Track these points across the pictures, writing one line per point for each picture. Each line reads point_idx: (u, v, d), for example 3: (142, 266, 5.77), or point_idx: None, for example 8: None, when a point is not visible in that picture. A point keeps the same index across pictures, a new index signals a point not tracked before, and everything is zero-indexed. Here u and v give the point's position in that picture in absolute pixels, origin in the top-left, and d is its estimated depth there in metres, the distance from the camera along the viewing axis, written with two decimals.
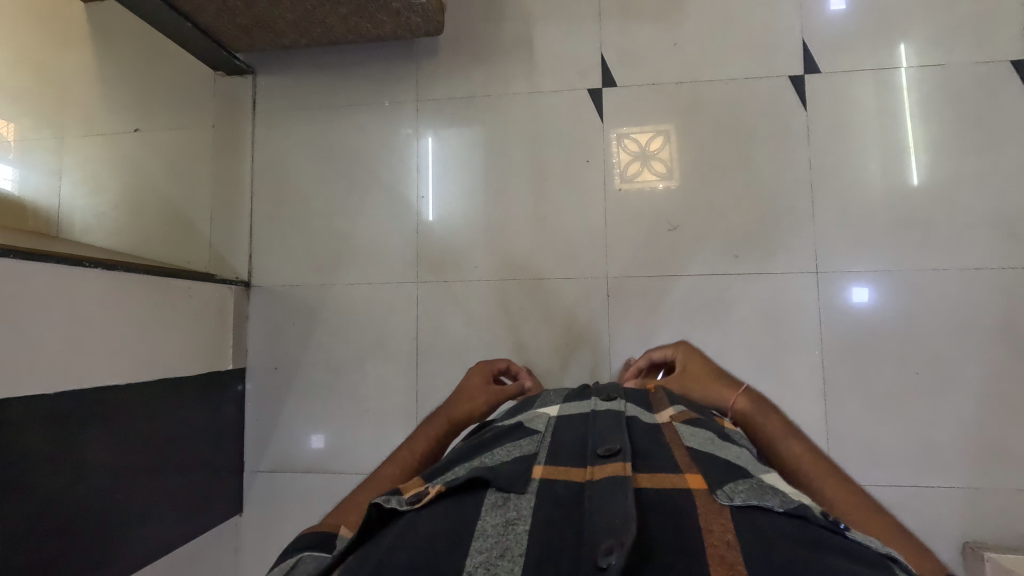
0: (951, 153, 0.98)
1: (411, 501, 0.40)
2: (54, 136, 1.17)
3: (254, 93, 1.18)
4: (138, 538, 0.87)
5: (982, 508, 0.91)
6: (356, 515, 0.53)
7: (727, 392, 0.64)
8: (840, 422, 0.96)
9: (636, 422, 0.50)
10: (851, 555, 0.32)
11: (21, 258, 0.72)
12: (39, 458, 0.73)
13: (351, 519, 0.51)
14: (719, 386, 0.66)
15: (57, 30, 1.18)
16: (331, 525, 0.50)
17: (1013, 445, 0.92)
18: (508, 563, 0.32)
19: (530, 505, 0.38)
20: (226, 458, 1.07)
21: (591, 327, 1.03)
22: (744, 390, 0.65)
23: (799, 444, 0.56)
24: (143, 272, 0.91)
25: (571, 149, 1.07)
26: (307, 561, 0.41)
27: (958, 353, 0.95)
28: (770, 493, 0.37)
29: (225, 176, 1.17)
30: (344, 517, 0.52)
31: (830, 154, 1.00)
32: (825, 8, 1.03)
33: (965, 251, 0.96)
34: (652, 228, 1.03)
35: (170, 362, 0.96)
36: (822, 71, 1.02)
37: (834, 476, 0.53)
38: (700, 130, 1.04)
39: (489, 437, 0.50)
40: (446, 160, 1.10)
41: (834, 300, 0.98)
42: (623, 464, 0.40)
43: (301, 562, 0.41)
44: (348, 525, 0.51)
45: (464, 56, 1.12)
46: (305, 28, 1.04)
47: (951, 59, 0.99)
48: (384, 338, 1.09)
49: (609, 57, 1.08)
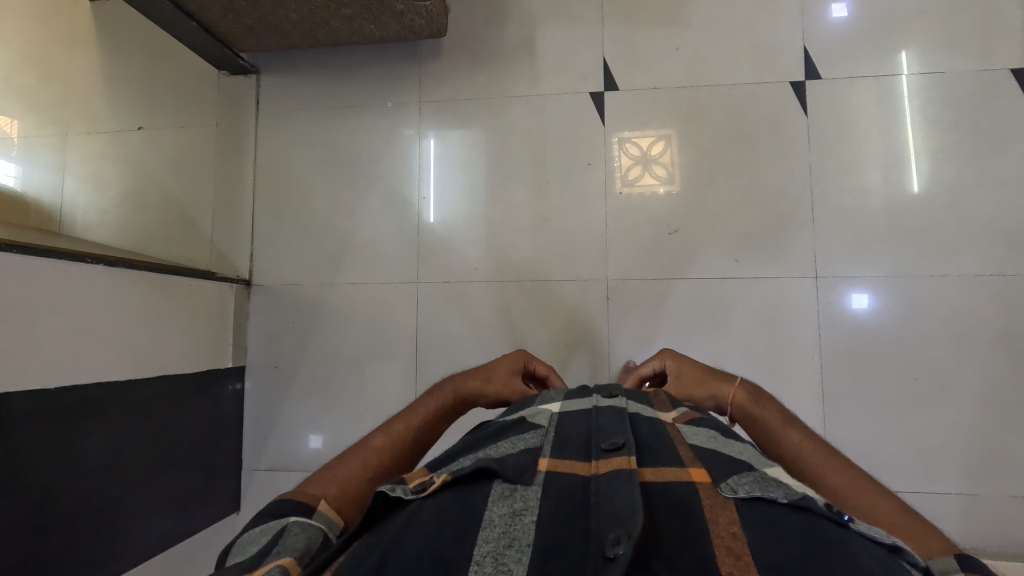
0: (951, 160, 0.98)
1: (417, 490, 0.40)
2: (57, 134, 1.17)
3: (257, 93, 1.18)
4: (138, 535, 0.88)
5: (981, 515, 0.91)
6: (338, 489, 0.51)
7: (726, 386, 0.63)
8: (840, 428, 0.96)
9: (638, 417, 0.50)
10: (855, 546, 0.33)
11: (25, 254, 0.73)
12: (41, 453, 0.73)
13: (332, 493, 0.50)
14: (716, 382, 0.64)
15: (63, 30, 1.19)
16: (311, 496, 0.49)
17: (1010, 452, 0.92)
18: (517, 552, 0.33)
19: (537, 495, 0.38)
20: (225, 456, 1.07)
21: (591, 329, 1.03)
22: (742, 381, 0.63)
23: (797, 433, 0.55)
24: (145, 269, 0.92)
25: (573, 152, 1.08)
26: (294, 532, 0.42)
27: (957, 359, 0.95)
28: (774, 484, 0.38)
29: (228, 175, 1.18)
30: (325, 488, 0.50)
31: (831, 161, 1.01)
32: (827, 15, 1.04)
33: (964, 258, 0.96)
34: (653, 232, 1.04)
35: (171, 359, 0.96)
36: (824, 78, 1.03)
37: (834, 460, 0.52)
38: (702, 135, 1.05)
39: (492, 429, 0.50)
40: (449, 162, 1.11)
41: (834, 305, 0.98)
42: (629, 458, 0.40)
43: (287, 532, 0.41)
44: (328, 498, 0.49)
45: (467, 58, 1.12)
46: (309, 29, 1.05)
47: (951, 67, 1.00)
48: (384, 338, 1.09)
49: (612, 61, 1.09)
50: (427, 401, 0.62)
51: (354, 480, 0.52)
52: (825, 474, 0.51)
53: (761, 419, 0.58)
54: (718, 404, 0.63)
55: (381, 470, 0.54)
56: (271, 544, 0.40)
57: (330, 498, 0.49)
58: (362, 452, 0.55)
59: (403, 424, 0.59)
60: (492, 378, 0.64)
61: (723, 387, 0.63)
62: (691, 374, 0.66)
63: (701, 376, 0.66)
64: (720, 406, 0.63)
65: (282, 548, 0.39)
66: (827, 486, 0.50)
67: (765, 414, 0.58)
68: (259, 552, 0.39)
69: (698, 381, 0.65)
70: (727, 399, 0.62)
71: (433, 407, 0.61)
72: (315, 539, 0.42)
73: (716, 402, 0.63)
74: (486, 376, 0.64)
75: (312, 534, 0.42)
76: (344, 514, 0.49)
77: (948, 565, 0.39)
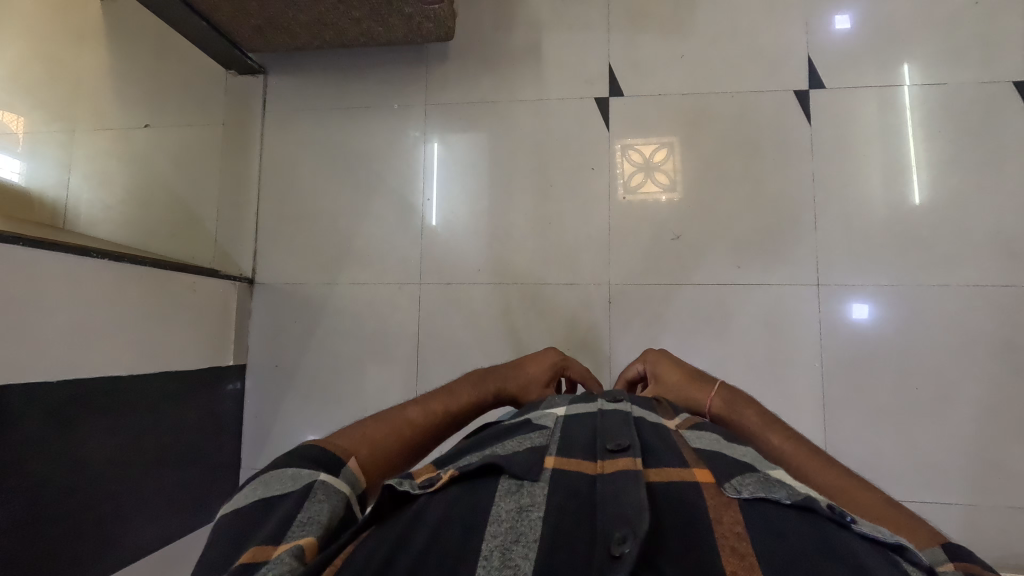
0: (954, 172, 0.99)
1: (424, 486, 0.40)
2: (64, 130, 1.17)
3: (264, 93, 1.19)
4: (134, 532, 0.87)
5: (980, 527, 0.91)
6: (368, 451, 0.49)
7: (704, 393, 0.62)
8: (840, 437, 0.96)
9: (642, 420, 0.50)
10: (859, 548, 0.33)
11: (31, 247, 0.73)
12: (41, 445, 0.73)
13: (363, 454, 0.48)
14: (697, 386, 0.63)
15: (74, 28, 1.20)
16: (343, 450, 0.47)
17: (1010, 462, 0.92)
18: (524, 548, 0.33)
19: (543, 492, 0.38)
20: (223, 455, 1.06)
21: (592, 334, 1.03)
22: (720, 388, 0.62)
23: (777, 435, 0.54)
24: (149, 265, 0.92)
25: (578, 157, 1.08)
26: (320, 497, 0.40)
27: (958, 370, 0.95)
28: (777, 485, 0.38)
29: (234, 173, 1.19)
30: (357, 446, 0.48)
31: (833, 170, 1.02)
32: (830, 27, 1.05)
33: (964, 269, 0.97)
34: (654, 238, 1.04)
35: (173, 356, 0.96)
36: (827, 88, 1.04)
37: (819, 459, 0.51)
38: (707, 142, 1.05)
39: (498, 429, 0.50)
40: (452, 166, 1.11)
41: (835, 314, 0.99)
42: (634, 459, 0.40)
43: (312, 497, 0.40)
44: (358, 457, 0.48)
45: (473, 61, 1.13)
46: (317, 30, 1.05)
47: (953, 79, 1.01)
48: (385, 339, 1.09)
49: (616, 68, 1.10)
50: (466, 389, 0.61)
51: (385, 447, 0.51)
52: (810, 475, 0.50)
53: (743, 424, 0.58)
54: (696, 412, 0.63)
55: (410, 444, 0.53)
56: (296, 505, 0.39)
57: (361, 458, 0.48)
58: (397, 421, 0.53)
59: (440, 405, 0.57)
60: (529, 385, 0.67)
61: (702, 391, 0.63)
62: (673, 380, 0.66)
63: (681, 379, 0.66)
64: (698, 414, 0.63)
65: (305, 520, 0.38)
66: (811, 488, 0.50)
67: (746, 418, 0.58)
68: (282, 518, 0.37)
69: (679, 386, 0.65)
70: (705, 408, 0.62)
71: (470, 397, 0.61)
72: (338, 508, 0.41)
73: (694, 410, 0.63)
74: (524, 381, 0.67)
75: (335, 505, 0.41)
76: (368, 479, 0.48)
77: (938, 557, 0.40)
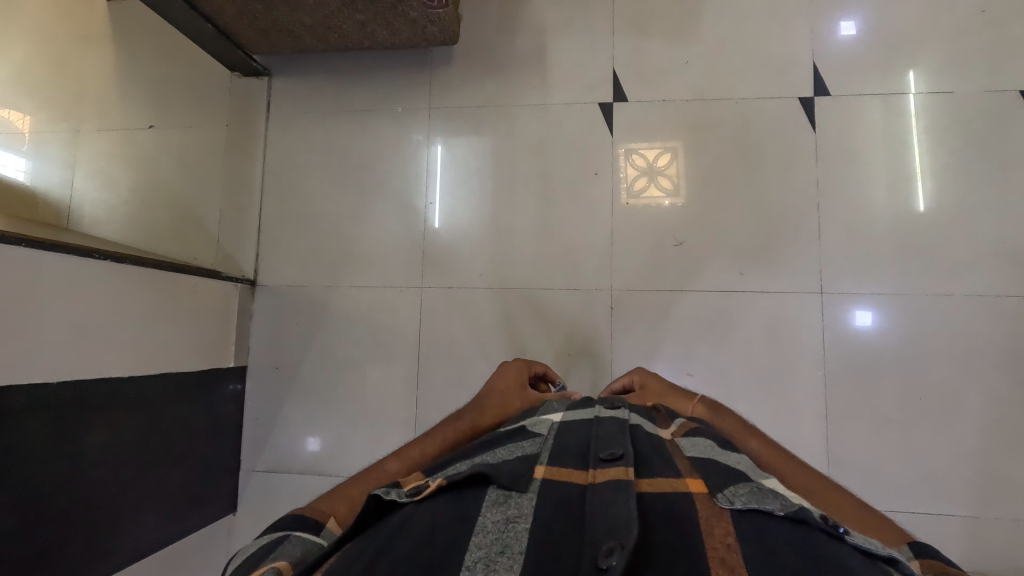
0: (958, 181, 0.98)
1: (411, 494, 0.40)
2: (69, 130, 1.18)
3: (270, 94, 1.19)
4: (134, 533, 0.87)
5: (985, 541, 0.90)
6: (346, 508, 0.50)
7: (686, 402, 0.62)
8: (842, 445, 0.95)
9: (637, 429, 0.49)
10: (854, 561, 0.32)
11: (34, 248, 0.73)
12: (42, 445, 0.73)
13: (341, 511, 0.49)
14: (679, 396, 0.63)
15: (79, 26, 1.20)
16: (319, 512, 0.48)
17: (1014, 475, 0.91)
18: (508, 561, 0.33)
19: (531, 503, 0.38)
20: (223, 455, 1.06)
21: (593, 340, 1.03)
22: (701, 398, 0.62)
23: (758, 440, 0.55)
24: (150, 266, 0.92)
25: (581, 161, 1.08)
26: (295, 543, 0.41)
27: (961, 380, 0.94)
28: (771, 495, 0.37)
29: (236, 174, 1.19)
30: (335, 506, 0.50)
31: (837, 177, 1.01)
32: (836, 34, 1.05)
33: (970, 278, 0.96)
34: (658, 243, 1.04)
35: (174, 357, 0.96)
36: (832, 95, 1.03)
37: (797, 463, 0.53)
38: (709, 149, 1.05)
39: (491, 436, 0.49)
40: (455, 168, 1.11)
41: (840, 323, 0.98)
42: (626, 469, 0.40)
43: (286, 543, 0.41)
44: (337, 516, 0.49)
45: (478, 64, 1.13)
46: (322, 34, 1.06)
47: (959, 88, 1.00)
48: (386, 343, 1.09)
49: (620, 74, 1.10)
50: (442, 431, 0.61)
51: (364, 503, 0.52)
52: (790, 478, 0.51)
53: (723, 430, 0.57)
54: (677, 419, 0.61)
55: None
56: (270, 548, 0.40)
57: (339, 515, 0.49)
58: (373, 476, 0.55)
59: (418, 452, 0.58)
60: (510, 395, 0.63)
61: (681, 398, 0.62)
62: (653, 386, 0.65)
63: (659, 387, 0.65)
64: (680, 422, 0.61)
65: (279, 553, 0.39)
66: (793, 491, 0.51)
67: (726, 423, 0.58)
68: (256, 557, 0.39)
69: (657, 393, 0.64)
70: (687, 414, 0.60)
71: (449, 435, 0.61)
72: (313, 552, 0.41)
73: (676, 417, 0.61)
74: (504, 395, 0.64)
75: (310, 546, 0.42)
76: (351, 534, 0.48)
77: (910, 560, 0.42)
